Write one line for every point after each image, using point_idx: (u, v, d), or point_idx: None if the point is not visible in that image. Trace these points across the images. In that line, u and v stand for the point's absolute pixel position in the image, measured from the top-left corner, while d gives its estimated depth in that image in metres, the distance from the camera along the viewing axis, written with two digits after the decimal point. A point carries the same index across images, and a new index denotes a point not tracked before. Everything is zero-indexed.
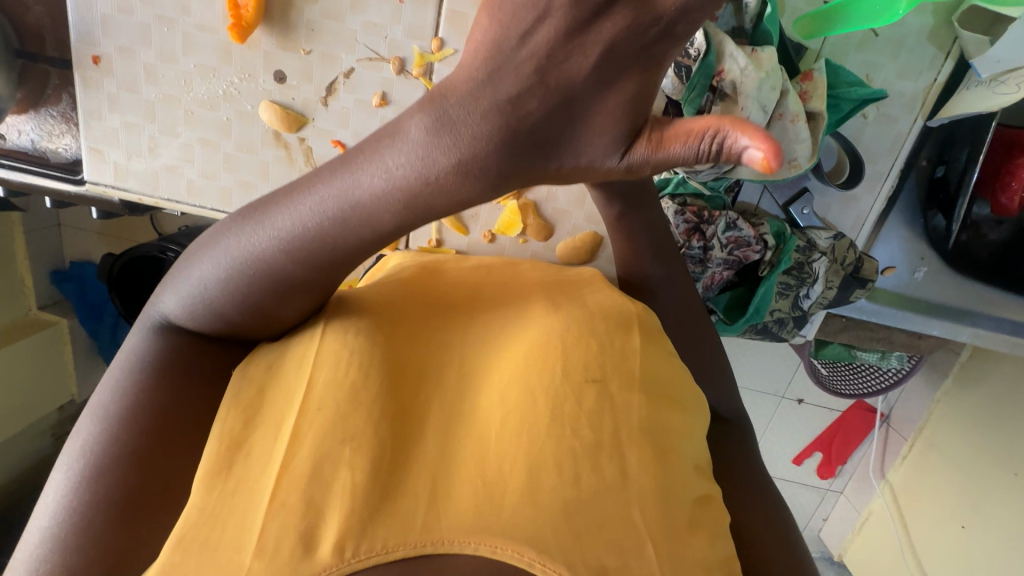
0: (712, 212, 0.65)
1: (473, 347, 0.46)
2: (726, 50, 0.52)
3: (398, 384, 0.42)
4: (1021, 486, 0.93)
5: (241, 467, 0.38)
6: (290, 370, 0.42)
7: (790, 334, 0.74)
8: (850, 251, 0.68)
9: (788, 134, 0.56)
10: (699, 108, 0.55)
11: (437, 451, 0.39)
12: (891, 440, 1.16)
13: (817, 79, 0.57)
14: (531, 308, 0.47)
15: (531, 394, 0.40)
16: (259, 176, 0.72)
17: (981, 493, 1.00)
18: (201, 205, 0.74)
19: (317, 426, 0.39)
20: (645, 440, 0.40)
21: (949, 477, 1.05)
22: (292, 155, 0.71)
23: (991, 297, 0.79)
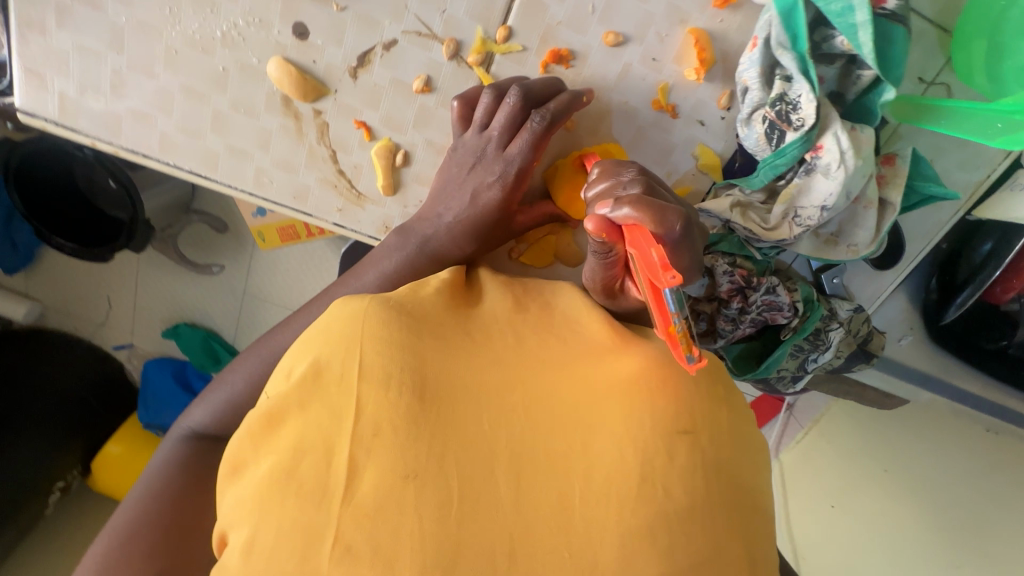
0: (758, 278, 0.63)
1: (534, 370, 0.41)
2: (831, 128, 0.53)
3: (459, 415, 0.38)
4: (888, 481, 1.00)
5: (290, 507, 0.35)
6: (338, 390, 0.38)
7: (783, 386, 0.78)
8: (863, 325, 0.70)
9: (858, 218, 0.59)
10: (780, 172, 0.57)
11: (513, 504, 0.35)
12: (790, 425, 1.20)
13: (898, 166, 0.59)
14: (597, 347, 0.44)
15: (617, 447, 0.37)
16: (257, 145, 0.68)
17: (855, 483, 1.04)
18: (174, 162, 0.69)
19: (379, 458, 0.35)
20: (728, 504, 0.37)
21: (831, 463, 1.10)
22: (301, 127, 0.67)
23: (952, 367, 0.85)
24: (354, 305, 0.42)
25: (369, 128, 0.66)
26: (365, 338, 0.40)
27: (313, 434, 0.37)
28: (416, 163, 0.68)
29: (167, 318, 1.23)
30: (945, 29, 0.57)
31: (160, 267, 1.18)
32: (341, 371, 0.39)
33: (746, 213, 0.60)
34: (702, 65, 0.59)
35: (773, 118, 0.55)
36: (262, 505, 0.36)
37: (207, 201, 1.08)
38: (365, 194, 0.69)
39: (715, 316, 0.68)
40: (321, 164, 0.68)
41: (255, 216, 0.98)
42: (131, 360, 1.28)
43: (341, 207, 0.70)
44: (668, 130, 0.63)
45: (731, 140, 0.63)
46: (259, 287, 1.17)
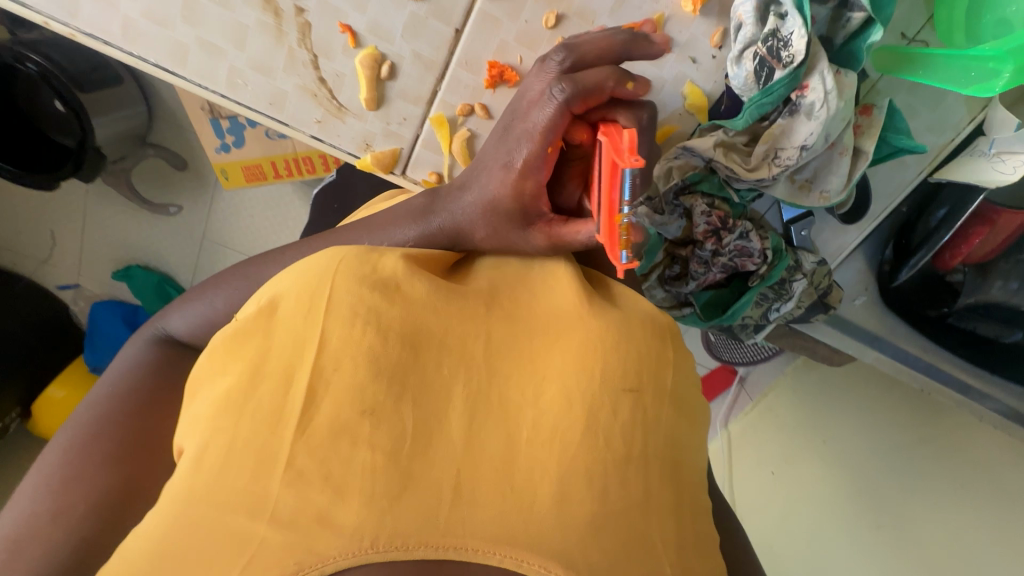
0: (733, 220, 0.64)
1: (497, 320, 0.42)
2: (817, 67, 0.52)
3: (418, 360, 0.39)
4: (824, 450, 1.11)
5: (247, 429, 0.36)
6: (302, 319, 0.39)
7: (745, 335, 0.81)
8: (824, 278, 0.72)
9: (832, 163, 0.58)
10: (764, 112, 0.55)
11: (463, 442, 0.37)
12: (741, 397, 1.35)
13: (875, 116, 0.59)
14: (559, 301, 0.45)
15: (566, 396, 0.39)
16: (230, 41, 0.64)
17: (796, 450, 1.16)
18: (139, 55, 0.65)
19: (336, 393, 0.36)
20: (664, 456, 0.41)
21: (777, 435, 1.22)
22: (281, 26, 0.63)
23: (897, 330, 0.87)
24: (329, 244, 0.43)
25: (354, 33, 0.63)
26: (336, 272, 0.40)
27: (277, 354, 0.38)
28: (403, 77, 0.66)
29: (119, 259, 1.26)
30: None
31: (111, 202, 1.20)
32: (309, 302, 0.39)
33: (729, 154, 0.60)
34: None
35: (764, 55, 0.52)
36: (220, 422, 0.37)
37: (165, 134, 1.12)
38: (346, 106, 0.68)
39: (688, 259, 0.69)
40: (301, 70, 0.66)
41: (218, 151, 1.03)
42: (76, 302, 1.30)
43: (321, 119, 0.69)
44: (660, 65, 0.62)
45: (719, 82, 0.62)
46: (219, 232, 1.24)
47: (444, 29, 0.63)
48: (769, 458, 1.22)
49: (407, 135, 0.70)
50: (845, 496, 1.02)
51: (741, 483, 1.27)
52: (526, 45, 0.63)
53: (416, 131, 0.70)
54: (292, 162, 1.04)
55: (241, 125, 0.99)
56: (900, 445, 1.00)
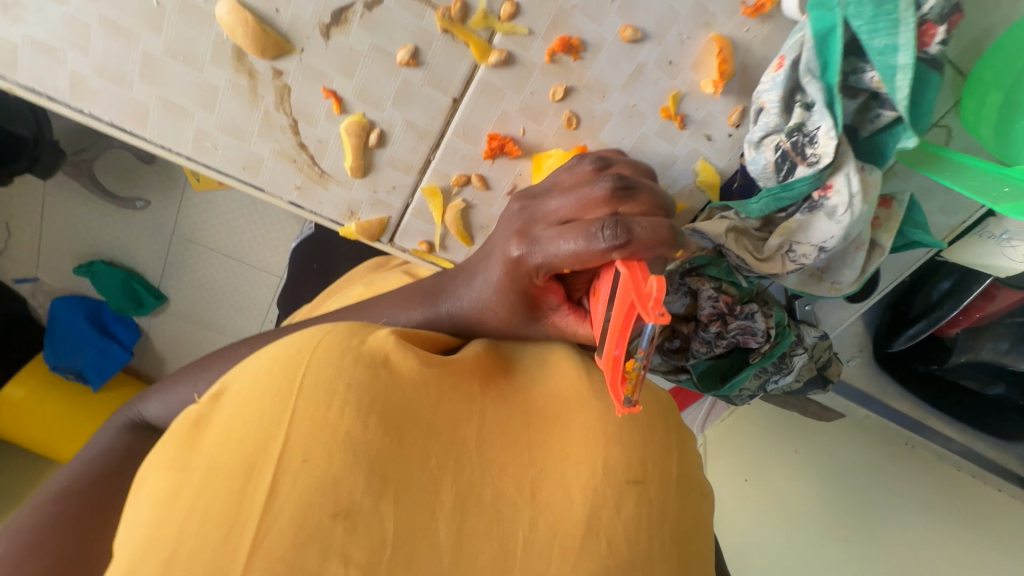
0: (741, 305, 0.62)
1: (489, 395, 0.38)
2: (844, 168, 0.50)
3: (400, 445, 0.34)
4: (799, 462, 1.00)
5: (185, 552, 0.30)
6: (271, 405, 0.34)
7: (738, 400, 0.77)
8: (824, 351, 0.71)
9: (847, 257, 0.56)
10: (784, 206, 0.54)
11: (450, 550, 0.32)
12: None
13: (894, 210, 0.56)
14: (559, 375, 0.41)
15: (564, 490, 0.35)
16: (197, 103, 0.61)
17: (768, 459, 1.05)
18: (92, 111, 0.61)
19: (302, 490, 0.31)
20: (675, 555, 0.37)
21: (753, 439, 1.10)
22: (256, 88, 0.60)
23: (887, 387, 0.92)
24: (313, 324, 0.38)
25: (339, 99, 0.61)
26: (315, 348, 0.36)
27: (233, 442, 0.33)
28: (393, 145, 0.64)
29: (80, 255, 1.18)
30: (960, 72, 0.53)
31: (73, 195, 1.11)
32: (279, 384, 0.35)
33: (740, 239, 0.58)
34: (722, 78, 0.56)
35: (788, 149, 0.51)
36: (152, 542, 0.31)
37: None
38: (328, 173, 0.67)
39: (691, 337, 0.65)
40: (277, 134, 0.63)
41: None
42: (36, 296, 1.24)
43: (300, 185, 0.67)
44: (673, 140, 0.61)
45: (734, 160, 0.62)
46: (191, 229, 1.16)
47: (441, 97, 0.60)
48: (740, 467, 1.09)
49: (395, 204, 0.69)
50: (826, 508, 0.92)
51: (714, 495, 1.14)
52: (529, 117, 0.61)
53: (405, 198, 0.68)
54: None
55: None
56: (880, 460, 0.94)
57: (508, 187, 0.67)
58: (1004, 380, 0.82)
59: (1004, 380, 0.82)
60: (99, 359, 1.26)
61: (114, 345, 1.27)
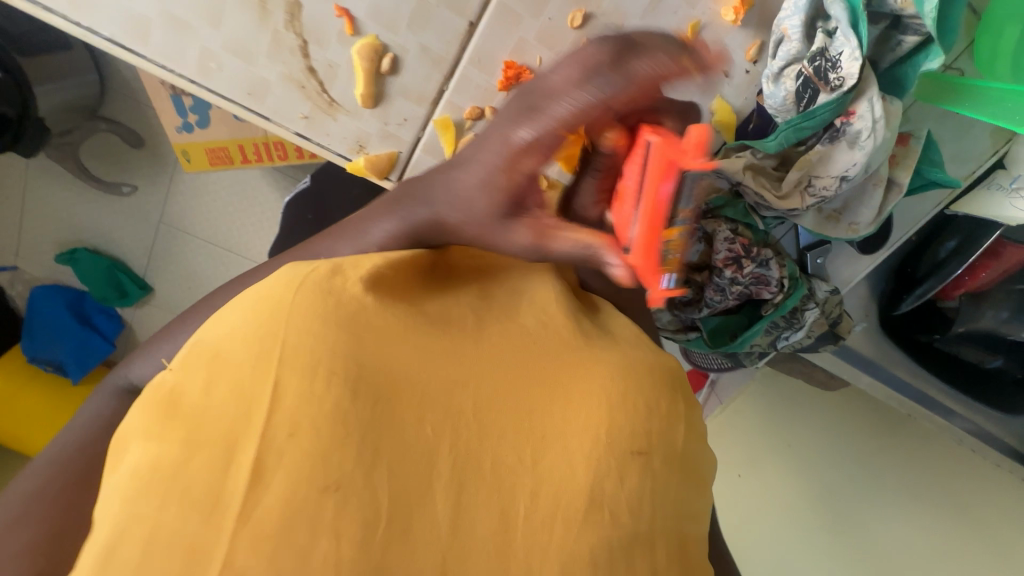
0: (758, 249, 0.60)
1: (485, 361, 0.36)
2: (867, 93, 0.50)
3: (390, 416, 0.32)
4: (789, 454, 1.10)
5: (167, 523, 0.29)
6: (251, 377, 0.32)
7: (749, 361, 0.77)
8: (836, 306, 0.68)
9: (865, 194, 0.56)
10: (801, 138, 0.53)
11: (449, 524, 0.30)
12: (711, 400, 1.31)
13: (911, 146, 0.56)
14: (559, 341, 0.39)
15: (568, 462, 0.33)
16: (204, 17, 0.57)
17: (763, 455, 1.14)
18: (91, 27, 0.57)
19: (290, 466, 0.30)
20: (671, 524, 0.36)
21: (747, 436, 1.19)
22: (266, 3, 0.56)
23: (894, 357, 0.85)
24: (299, 269, 0.36)
25: (352, 19, 0.57)
26: (293, 314, 0.33)
27: (218, 399, 0.31)
28: (405, 73, 0.60)
29: (62, 243, 1.18)
30: (975, 11, 0.54)
31: (53, 178, 1.12)
32: (258, 354, 0.32)
33: (758, 177, 0.55)
34: (743, 6, 0.56)
35: (810, 75, 0.51)
36: (136, 510, 0.30)
37: (117, 109, 1.06)
38: (339, 101, 0.62)
39: (704, 285, 0.65)
40: (288, 56, 0.59)
41: (180, 131, 0.97)
42: (14, 285, 1.22)
43: (310, 114, 0.62)
44: None
45: (750, 98, 0.61)
46: (177, 216, 1.17)
47: (457, 20, 0.57)
48: (735, 462, 1.21)
49: (406, 138, 0.64)
50: (814, 498, 1.02)
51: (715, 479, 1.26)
52: (546, 45, 0.59)
53: (417, 133, 0.64)
54: (262, 147, 0.96)
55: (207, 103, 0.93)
56: (869, 453, 1.00)
57: None
58: (1002, 352, 0.79)
59: (1003, 352, 0.79)
60: (79, 350, 1.20)
61: (96, 337, 1.23)
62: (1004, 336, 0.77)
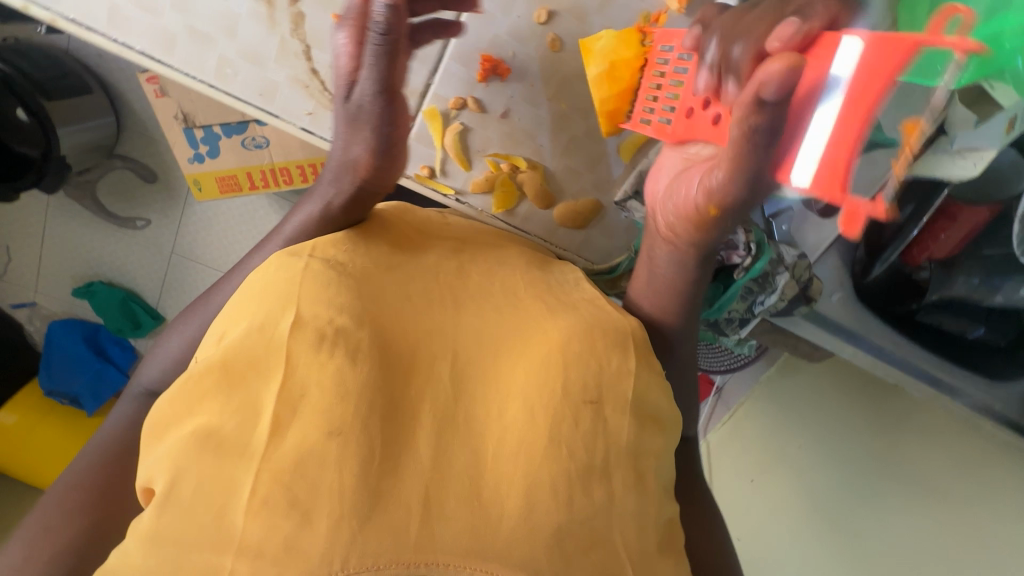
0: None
1: (464, 331, 0.44)
2: None
3: (387, 369, 0.40)
4: (797, 455, 1.23)
5: (208, 464, 0.37)
6: (261, 353, 0.40)
7: (731, 331, 0.81)
8: (806, 271, 0.72)
9: None
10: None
11: (431, 457, 0.38)
12: (719, 407, 1.54)
13: None
14: (532, 310, 0.47)
15: (530, 412, 0.40)
16: (221, 29, 0.60)
17: (776, 460, 1.28)
18: (124, 42, 0.60)
19: (304, 421, 0.37)
20: (630, 465, 0.42)
21: (756, 439, 1.36)
22: (274, 14, 0.59)
23: (870, 324, 0.88)
24: (292, 265, 0.45)
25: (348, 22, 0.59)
26: (300, 297, 0.42)
27: (241, 367, 0.40)
28: None
29: (79, 276, 1.29)
30: None
31: (74, 215, 1.24)
32: (269, 335, 0.41)
33: None
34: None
35: None
36: (185, 458, 0.38)
37: (133, 149, 1.18)
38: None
39: None
40: (293, 60, 0.61)
41: (192, 163, 1.06)
42: (33, 320, 1.34)
43: (313, 111, 0.63)
44: None
45: None
46: (187, 248, 1.27)
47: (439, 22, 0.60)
48: (749, 468, 1.35)
49: None
50: (822, 493, 1.13)
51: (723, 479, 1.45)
52: (518, 41, 0.61)
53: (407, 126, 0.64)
54: (268, 173, 1.06)
55: (216, 135, 1.03)
56: (881, 446, 1.07)
57: (502, 111, 0.64)
58: (983, 320, 0.84)
59: (983, 320, 0.84)
60: (95, 384, 1.29)
61: (111, 368, 1.31)
62: (980, 304, 0.83)
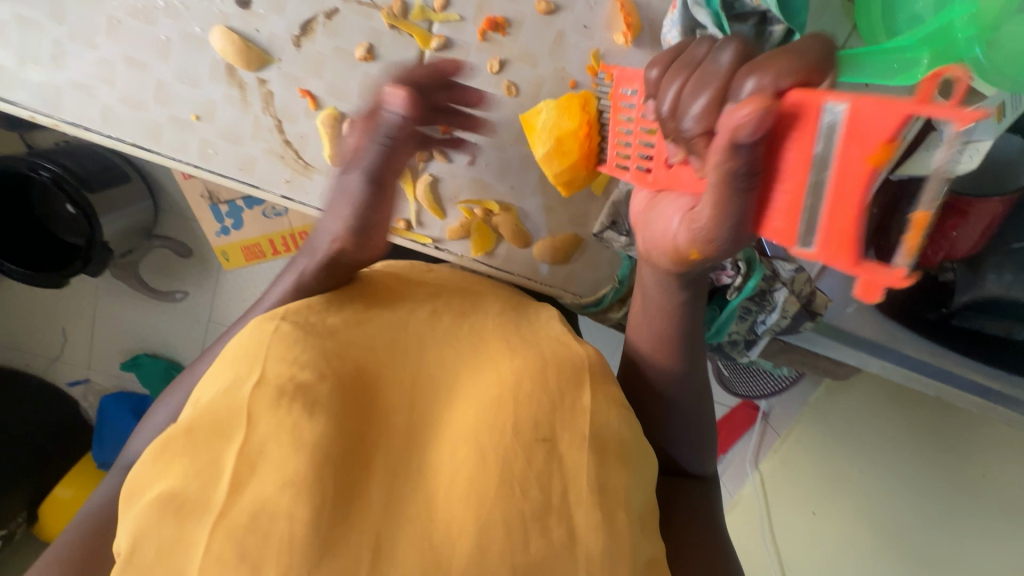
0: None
1: (422, 372, 0.44)
2: None
3: (345, 415, 0.40)
4: (860, 478, 1.09)
5: (169, 525, 0.37)
6: (225, 409, 0.40)
7: (739, 353, 0.79)
8: (806, 284, 0.70)
9: None
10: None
11: (382, 504, 0.37)
12: (767, 435, 1.30)
13: None
14: (489, 345, 0.47)
15: (480, 452, 0.39)
16: (201, 114, 0.66)
17: (835, 489, 1.11)
18: (117, 136, 0.67)
19: (262, 477, 0.37)
20: (592, 501, 0.40)
21: (814, 466, 1.17)
22: (246, 96, 0.65)
23: (900, 336, 0.82)
24: (265, 327, 0.45)
25: (314, 96, 0.65)
26: (266, 353, 0.42)
27: (206, 427, 0.40)
28: None
29: (125, 350, 1.37)
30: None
31: (121, 295, 1.33)
32: (237, 388, 0.41)
33: None
34: (630, 30, 0.61)
35: None
36: (144, 519, 0.37)
37: (171, 228, 1.26)
38: (312, 164, 0.67)
39: None
40: (267, 134, 0.66)
41: (219, 235, 1.14)
42: (87, 396, 1.40)
43: (289, 178, 0.68)
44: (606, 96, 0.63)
45: None
46: (221, 315, 1.33)
47: None
48: (807, 499, 1.16)
49: None
50: (894, 522, 1.00)
51: (781, 533, 1.19)
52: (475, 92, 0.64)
53: None
54: (289, 238, 1.13)
55: (239, 208, 1.09)
56: (953, 463, 0.96)
57: (467, 159, 0.66)
58: None
59: None
60: None
61: None
62: None
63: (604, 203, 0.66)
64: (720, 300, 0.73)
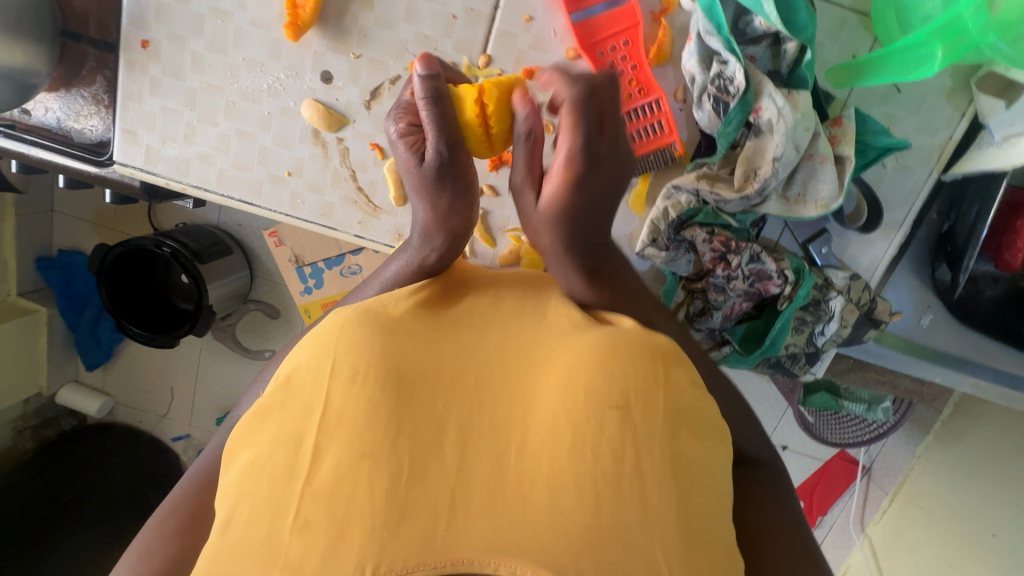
0: (738, 243, 0.67)
1: (495, 342, 0.47)
2: (765, 91, 0.61)
3: (417, 387, 0.42)
4: (995, 548, 0.95)
5: (262, 489, 0.40)
6: (308, 387, 0.43)
7: (800, 370, 0.76)
8: (864, 292, 0.69)
9: (817, 172, 0.64)
10: (733, 140, 0.65)
11: (456, 469, 0.39)
12: (872, 494, 1.18)
13: (846, 125, 0.64)
14: (558, 323, 0.49)
15: (553, 421, 0.41)
16: (292, 171, 0.75)
17: (963, 559, 0.99)
18: (228, 195, 0.77)
19: (336, 441, 0.40)
20: (666, 469, 0.40)
21: (929, 533, 1.06)
22: (328, 153, 0.74)
23: (991, 349, 0.78)
24: (341, 314, 0.49)
25: (381, 147, 0.74)
26: (337, 338, 0.44)
27: (295, 401, 0.43)
28: None
29: (221, 407, 1.41)
30: (864, 14, 0.65)
31: (219, 354, 1.38)
32: (314, 368, 0.44)
33: (714, 183, 0.66)
34: (657, 56, 0.67)
35: (716, 93, 0.63)
36: (241, 496, 0.41)
37: (263, 291, 1.34)
38: (380, 206, 0.76)
39: (706, 290, 0.71)
40: (343, 183, 0.75)
41: (303, 294, 1.20)
42: (187, 450, 1.44)
43: (361, 220, 0.76)
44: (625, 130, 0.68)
45: (692, 129, 0.70)
46: None
47: None
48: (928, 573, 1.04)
49: None
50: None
51: None
52: None
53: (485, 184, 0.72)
54: None
55: (321, 269, 1.19)
56: None
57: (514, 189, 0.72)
58: None
59: None
60: None
61: None
62: None
63: (643, 222, 0.72)
64: (772, 311, 0.72)
